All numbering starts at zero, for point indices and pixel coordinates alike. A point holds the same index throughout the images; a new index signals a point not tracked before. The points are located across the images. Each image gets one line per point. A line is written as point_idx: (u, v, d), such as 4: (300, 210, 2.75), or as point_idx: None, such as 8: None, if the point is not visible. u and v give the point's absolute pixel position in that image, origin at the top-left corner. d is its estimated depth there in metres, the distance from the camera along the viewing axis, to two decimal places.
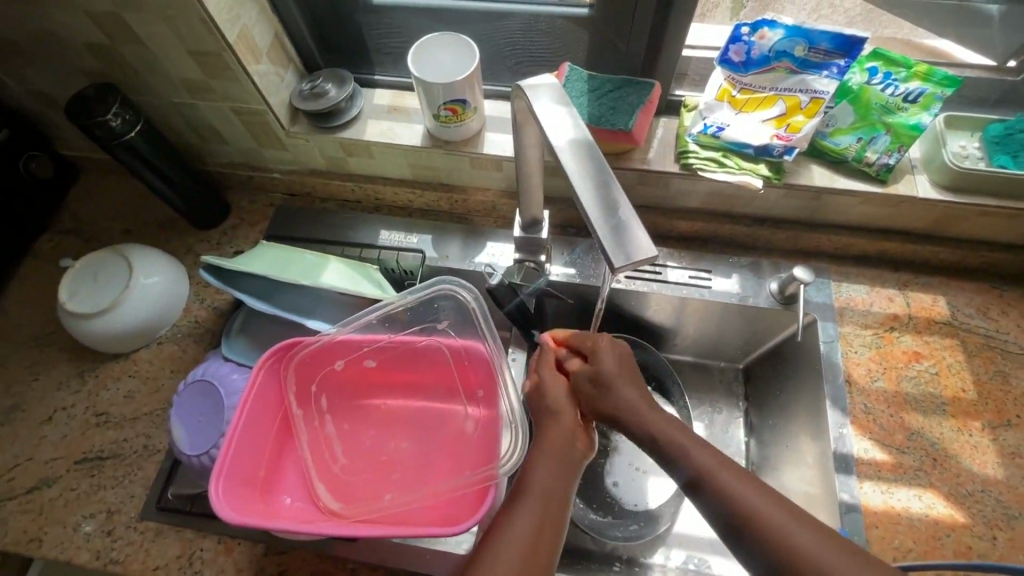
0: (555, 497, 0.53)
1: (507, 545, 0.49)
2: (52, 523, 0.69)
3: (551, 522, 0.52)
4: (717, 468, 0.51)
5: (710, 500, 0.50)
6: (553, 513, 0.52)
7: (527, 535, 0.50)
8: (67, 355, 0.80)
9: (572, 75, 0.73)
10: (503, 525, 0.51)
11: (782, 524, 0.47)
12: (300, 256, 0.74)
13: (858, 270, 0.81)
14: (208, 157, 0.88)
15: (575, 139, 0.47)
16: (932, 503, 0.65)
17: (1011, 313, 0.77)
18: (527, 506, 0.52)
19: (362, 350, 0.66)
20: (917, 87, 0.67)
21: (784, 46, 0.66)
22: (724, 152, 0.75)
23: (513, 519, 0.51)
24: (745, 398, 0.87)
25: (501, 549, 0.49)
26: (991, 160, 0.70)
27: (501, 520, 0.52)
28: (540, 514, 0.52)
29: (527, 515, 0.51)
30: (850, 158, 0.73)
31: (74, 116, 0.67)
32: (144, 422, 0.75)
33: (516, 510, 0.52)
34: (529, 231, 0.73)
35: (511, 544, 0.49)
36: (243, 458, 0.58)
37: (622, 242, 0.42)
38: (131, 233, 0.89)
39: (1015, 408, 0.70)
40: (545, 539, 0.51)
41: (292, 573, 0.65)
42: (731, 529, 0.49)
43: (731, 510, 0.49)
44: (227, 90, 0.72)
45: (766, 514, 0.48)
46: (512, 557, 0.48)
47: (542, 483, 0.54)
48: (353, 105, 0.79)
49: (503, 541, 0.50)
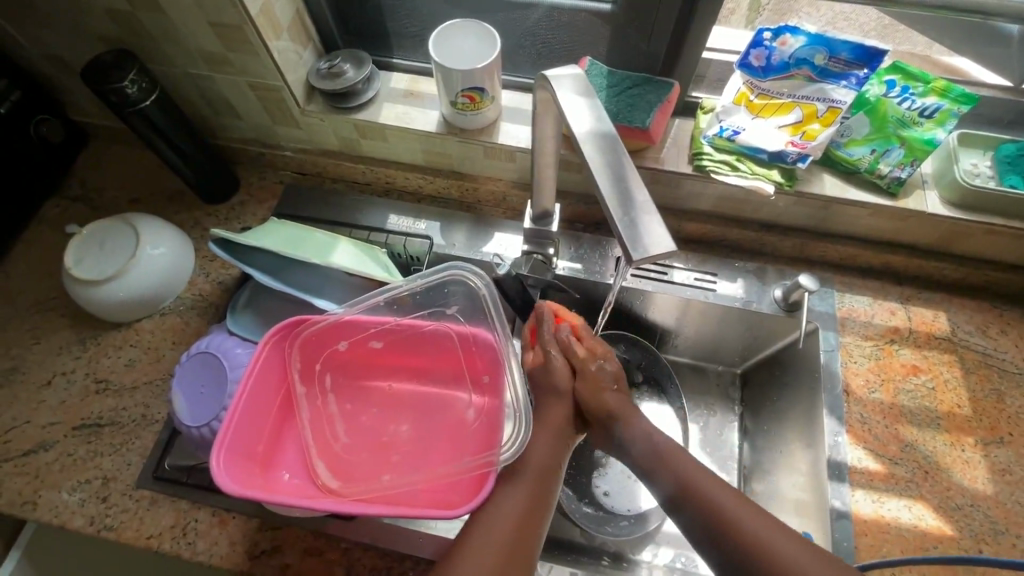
0: (545, 483, 0.58)
1: (491, 525, 0.53)
2: (47, 487, 0.69)
3: (535, 508, 0.55)
4: (710, 487, 0.54)
5: (692, 515, 0.54)
6: (538, 502, 0.56)
7: (510, 523, 0.53)
8: (70, 321, 0.79)
9: (593, 70, 0.73)
10: (490, 509, 0.55)
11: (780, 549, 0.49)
12: (309, 234, 0.74)
13: (862, 281, 0.82)
14: (221, 131, 0.88)
15: (597, 130, 0.47)
16: (921, 514, 0.66)
17: (1010, 332, 0.78)
18: (516, 492, 0.56)
19: (368, 331, 0.66)
20: (934, 103, 0.67)
21: (805, 53, 0.66)
22: (738, 156, 0.75)
23: (499, 504, 0.55)
24: (741, 403, 0.88)
25: (483, 529, 0.53)
26: (1002, 180, 0.71)
27: (488, 504, 0.55)
28: (526, 499, 0.55)
29: (513, 501, 0.55)
30: (862, 170, 0.73)
31: (89, 80, 0.67)
32: (143, 392, 0.75)
33: (504, 493, 0.55)
34: (540, 223, 0.73)
35: (493, 526, 0.53)
36: (245, 432, 0.58)
37: (639, 235, 0.42)
38: (139, 203, 0.89)
39: (1008, 426, 0.71)
40: (529, 527, 0.54)
41: (285, 550, 0.65)
42: (710, 543, 0.52)
43: (714, 525, 0.52)
44: (245, 64, 0.72)
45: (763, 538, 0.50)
46: (495, 537, 0.52)
47: (529, 472, 0.58)
48: (369, 88, 0.79)
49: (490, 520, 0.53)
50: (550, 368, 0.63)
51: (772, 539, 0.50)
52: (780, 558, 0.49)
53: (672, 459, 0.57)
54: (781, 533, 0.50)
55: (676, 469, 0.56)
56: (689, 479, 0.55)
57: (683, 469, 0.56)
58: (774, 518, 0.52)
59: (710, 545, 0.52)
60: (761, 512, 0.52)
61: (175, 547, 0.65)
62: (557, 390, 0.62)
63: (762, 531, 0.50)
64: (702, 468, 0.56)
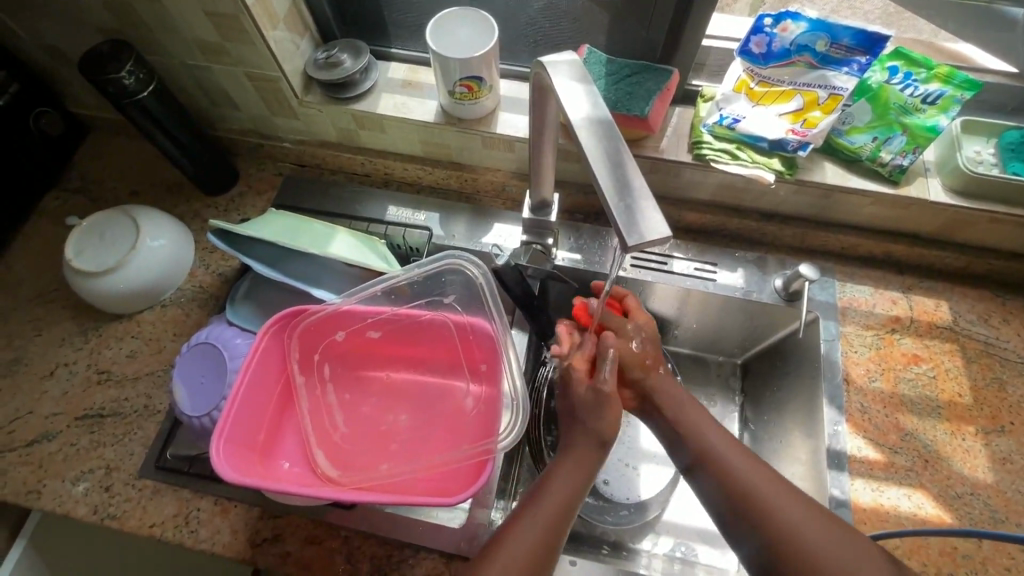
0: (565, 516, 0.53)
1: (506, 560, 0.49)
2: (51, 476, 0.69)
3: (554, 538, 0.51)
4: (731, 455, 0.55)
5: (708, 481, 0.54)
6: (558, 532, 0.52)
7: (527, 559, 0.49)
8: (71, 313, 0.80)
9: (591, 58, 0.73)
10: (506, 540, 0.51)
11: (799, 521, 0.49)
12: (308, 224, 0.74)
13: (863, 271, 0.82)
14: (220, 122, 0.88)
15: (593, 116, 0.47)
16: (921, 502, 0.66)
17: (1012, 321, 0.77)
18: (534, 521, 0.52)
19: (366, 321, 0.66)
20: (936, 89, 0.66)
21: (806, 40, 0.65)
22: (738, 145, 0.74)
23: (519, 533, 0.51)
24: (742, 393, 0.88)
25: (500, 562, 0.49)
26: (1005, 167, 0.70)
27: (504, 532, 0.52)
28: (545, 529, 0.51)
29: (531, 531, 0.51)
30: (864, 157, 0.73)
31: (86, 71, 0.67)
32: (145, 382, 0.75)
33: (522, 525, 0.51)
34: (538, 213, 0.73)
35: (511, 558, 0.49)
36: (243, 421, 0.58)
37: (635, 220, 0.41)
38: (138, 195, 0.89)
39: (1009, 415, 0.71)
40: (543, 559, 0.50)
41: (287, 538, 0.66)
42: (724, 513, 0.53)
43: (730, 495, 0.52)
44: (242, 54, 0.72)
45: (781, 513, 0.50)
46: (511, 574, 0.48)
47: (551, 501, 0.53)
48: (367, 78, 0.78)
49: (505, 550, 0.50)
50: (589, 401, 0.58)
51: (788, 511, 0.50)
52: (791, 529, 0.49)
53: (697, 432, 0.58)
54: (799, 506, 0.50)
55: (697, 438, 0.58)
56: (710, 448, 0.56)
57: (706, 440, 0.57)
58: (794, 492, 0.51)
59: (723, 513, 0.53)
60: (781, 485, 0.52)
61: (177, 535, 0.66)
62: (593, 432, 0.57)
63: (778, 503, 0.50)
64: (726, 440, 0.56)
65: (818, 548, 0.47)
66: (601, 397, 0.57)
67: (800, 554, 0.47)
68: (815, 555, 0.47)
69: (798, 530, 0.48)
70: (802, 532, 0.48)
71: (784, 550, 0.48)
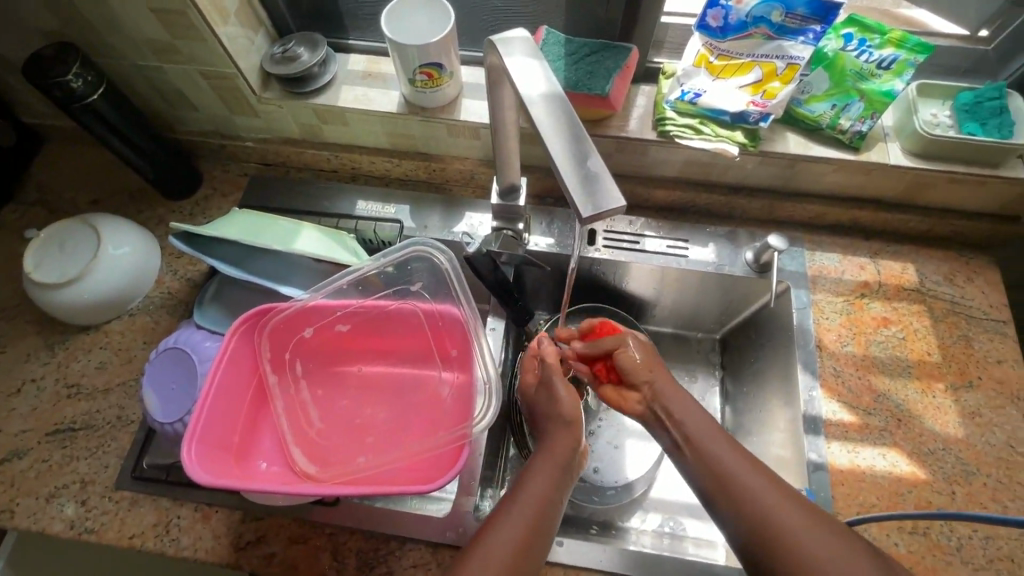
0: (546, 514, 0.52)
1: (487, 556, 0.48)
2: (23, 494, 0.68)
3: (535, 532, 0.51)
4: (711, 438, 0.56)
5: (694, 466, 0.56)
6: (537, 531, 0.51)
7: (510, 554, 0.49)
8: (36, 327, 0.78)
9: (550, 39, 0.73)
10: (486, 538, 0.50)
11: (773, 503, 0.50)
12: (273, 222, 0.73)
13: (831, 239, 0.83)
14: (178, 125, 0.86)
15: (547, 93, 0.46)
16: (895, 461, 0.68)
17: (976, 280, 0.79)
18: (513, 518, 0.51)
19: (335, 315, 0.65)
20: (891, 54, 0.68)
21: (761, 11, 0.66)
22: (702, 119, 0.75)
23: (498, 531, 0.50)
24: (721, 366, 0.88)
25: (479, 563, 0.48)
26: (961, 128, 0.71)
27: (481, 534, 0.50)
28: (525, 522, 0.51)
29: (510, 530, 0.50)
30: (825, 125, 0.73)
31: (28, 75, 0.64)
32: (116, 393, 0.74)
33: (502, 519, 0.51)
34: (507, 198, 0.72)
35: (489, 559, 0.48)
36: (217, 423, 0.57)
37: (593, 192, 0.41)
38: (99, 203, 0.87)
39: (977, 370, 0.73)
40: (527, 559, 0.49)
41: (271, 541, 0.65)
42: (706, 493, 0.54)
43: (711, 477, 0.54)
44: (193, 52, 0.70)
45: (758, 495, 0.51)
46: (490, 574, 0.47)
47: (531, 496, 0.53)
48: (325, 71, 0.77)
49: (487, 548, 0.49)
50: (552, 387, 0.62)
51: (763, 496, 0.50)
52: (771, 514, 0.49)
53: (681, 415, 0.59)
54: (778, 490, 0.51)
55: (682, 421, 0.58)
56: (692, 433, 0.57)
57: (694, 430, 0.57)
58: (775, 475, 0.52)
59: (704, 492, 0.54)
60: (762, 469, 0.53)
61: (159, 545, 0.65)
62: (564, 418, 0.59)
63: (767, 495, 0.50)
64: (715, 430, 0.57)
65: (793, 529, 0.48)
66: (550, 390, 0.62)
67: (776, 537, 0.48)
68: (790, 538, 0.48)
69: (774, 515, 0.49)
70: (780, 517, 0.49)
71: (762, 532, 0.49)
